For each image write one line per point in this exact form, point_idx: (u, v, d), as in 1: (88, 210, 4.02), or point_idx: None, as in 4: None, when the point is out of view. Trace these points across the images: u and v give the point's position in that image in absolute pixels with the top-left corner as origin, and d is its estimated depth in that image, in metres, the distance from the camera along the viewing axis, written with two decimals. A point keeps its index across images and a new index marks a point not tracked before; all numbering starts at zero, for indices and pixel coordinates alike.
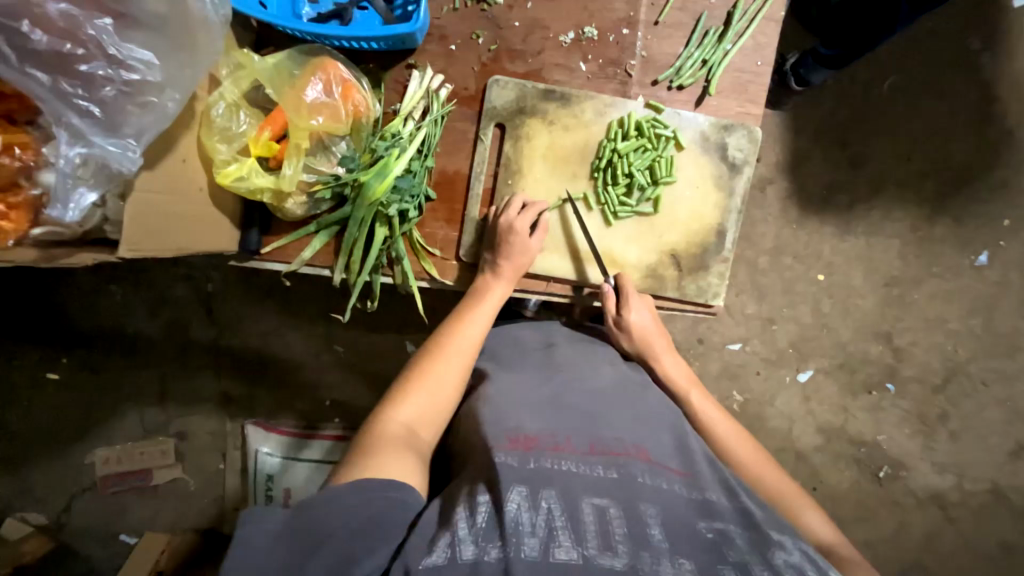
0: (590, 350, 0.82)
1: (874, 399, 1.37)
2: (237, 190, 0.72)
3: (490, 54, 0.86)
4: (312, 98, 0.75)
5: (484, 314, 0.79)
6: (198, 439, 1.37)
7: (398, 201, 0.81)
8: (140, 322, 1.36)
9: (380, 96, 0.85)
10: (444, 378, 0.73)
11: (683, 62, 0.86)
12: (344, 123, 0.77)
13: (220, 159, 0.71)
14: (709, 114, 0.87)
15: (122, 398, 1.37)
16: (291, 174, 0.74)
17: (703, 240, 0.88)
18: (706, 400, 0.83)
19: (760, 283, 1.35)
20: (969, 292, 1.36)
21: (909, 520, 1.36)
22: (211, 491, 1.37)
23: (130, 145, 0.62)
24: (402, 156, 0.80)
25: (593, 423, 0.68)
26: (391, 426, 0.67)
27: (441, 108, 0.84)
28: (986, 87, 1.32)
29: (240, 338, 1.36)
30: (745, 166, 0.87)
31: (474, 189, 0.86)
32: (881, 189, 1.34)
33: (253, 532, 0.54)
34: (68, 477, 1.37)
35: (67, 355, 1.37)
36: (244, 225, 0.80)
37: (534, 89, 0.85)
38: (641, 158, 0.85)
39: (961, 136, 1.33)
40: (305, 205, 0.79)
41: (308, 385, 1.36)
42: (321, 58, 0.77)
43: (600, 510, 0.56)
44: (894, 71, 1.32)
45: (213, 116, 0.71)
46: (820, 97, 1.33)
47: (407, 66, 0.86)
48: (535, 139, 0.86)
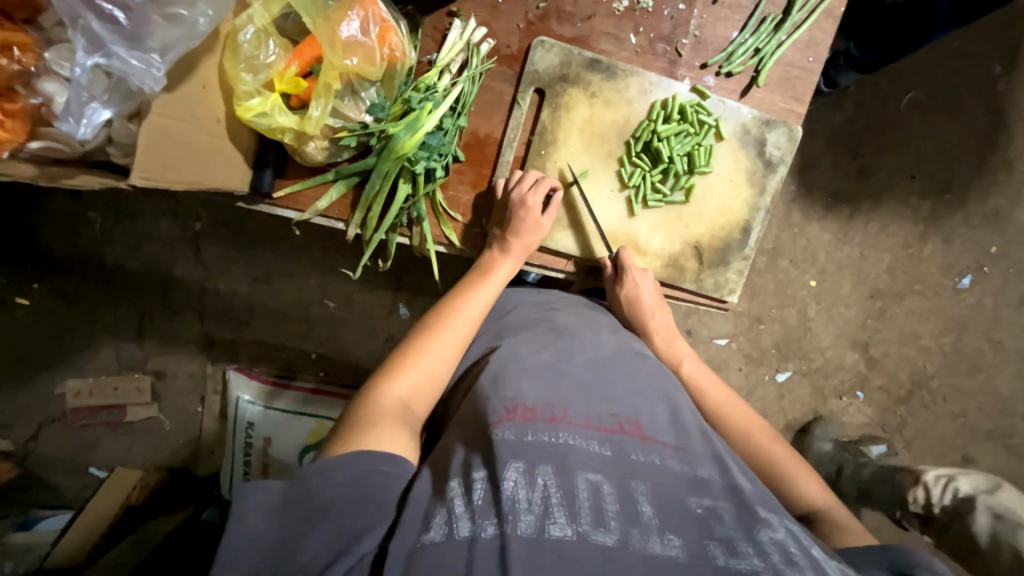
0: (591, 316, 0.85)
1: (842, 404, 1.45)
2: (257, 126, 0.68)
3: (538, 12, 0.82)
4: (347, 35, 0.68)
5: (486, 292, 0.78)
6: (176, 380, 1.35)
7: (425, 158, 0.78)
8: (120, 254, 1.30)
9: (418, 43, 0.80)
10: (440, 354, 0.73)
11: (735, 48, 0.83)
12: (378, 67, 0.71)
13: (242, 90, 0.66)
14: (752, 106, 0.86)
15: (97, 330, 1.32)
16: (317, 116, 0.69)
17: (728, 234, 0.88)
18: (700, 370, 0.87)
19: (754, 283, 1.38)
20: (945, 312, 1.42)
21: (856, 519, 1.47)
22: (188, 432, 1.36)
23: (154, 62, 0.57)
24: (434, 111, 0.76)
25: (591, 396, 0.69)
26: (386, 400, 0.67)
27: (481, 64, 0.80)
28: (1000, 113, 1.33)
29: (228, 283, 1.32)
30: (780, 166, 0.86)
31: (504, 156, 0.83)
32: (881, 203, 1.36)
33: (249, 508, 0.54)
34: (35, 404, 1.33)
35: (40, 280, 1.30)
36: (257, 164, 0.76)
37: (580, 57, 0.82)
38: (682, 144, 0.83)
39: (966, 160, 1.35)
40: (327, 151, 0.75)
41: (295, 336, 1.34)
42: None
43: (594, 485, 0.57)
44: (916, 86, 1.31)
45: (239, 42, 0.65)
46: (841, 103, 1.32)
47: (449, 14, 0.81)
48: (573, 111, 0.83)
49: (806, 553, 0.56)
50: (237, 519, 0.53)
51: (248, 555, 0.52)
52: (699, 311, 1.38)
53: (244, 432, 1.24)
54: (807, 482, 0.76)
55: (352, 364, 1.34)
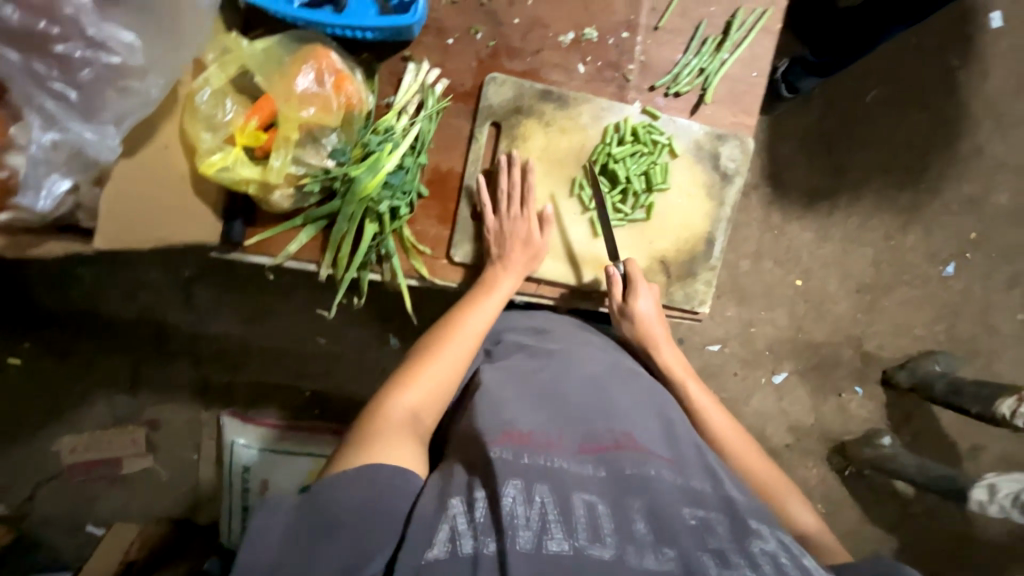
0: (582, 337, 0.84)
1: (843, 400, 1.44)
2: (220, 180, 0.70)
3: (488, 51, 0.85)
4: (303, 87, 0.72)
5: (491, 302, 0.79)
6: (171, 429, 1.34)
7: (389, 197, 0.79)
8: (110, 307, 1.30)
9: (375, 88, 0.82)
10: (448, 365, 0.73)
11: (680, 70, 0.86)
12: (335, 115, 0.74)
13: (204, 148, 0.69)
14: (703, 122, 0.88)
15: (90, 384, 1.32)
16: (279, 166, 0.71)
17: (693, 247, 0.89)
18: (703, 392, 0.84)
19: (742, 286, 1.38)
20: (935, 300, 1.42)
21: (870, 516, 1.47)
22: (186, 480, 1.35)
23: (109, 133, 0.64)
24: (394, 151, 0.78)
25: (586, 414, 0.69)
26: (395, 412, 0.67)
27: (437, 104, 0.82)
28: (962, 103, 1.36)
29: (219, 328, 1.32)
30: (736, 177, 0.89)
31: (467, 188, 0.85)
32: (858, 198, 1.38)
33: (265, 527, 0.55)
34: (31, 464, 1.32)
35: (31, 338, 1.30)
36: (227, 216, 0.76)
37: (531, 89, 0.84)
38: (637, 163, 0.85)
39: (937, 150, 1.38)
40: (293, 198, 0.75)
41: (289, 375, 1.34)
42: (314, 46, 0.73)
43: (590, 504, 0.58)
44: (879, 83, 1.34)
45: (198, 103, 0.69)
46: (809, 103, 1.34)
47: (403, 58, 0.83)
48: (531, 140, 0.85)
49: (798, 564, 0.56)
50: (253, 538, 0.54)
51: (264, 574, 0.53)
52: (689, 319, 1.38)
53: (241, 477, 1.24)
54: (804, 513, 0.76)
55: (348, 399, 1.34)
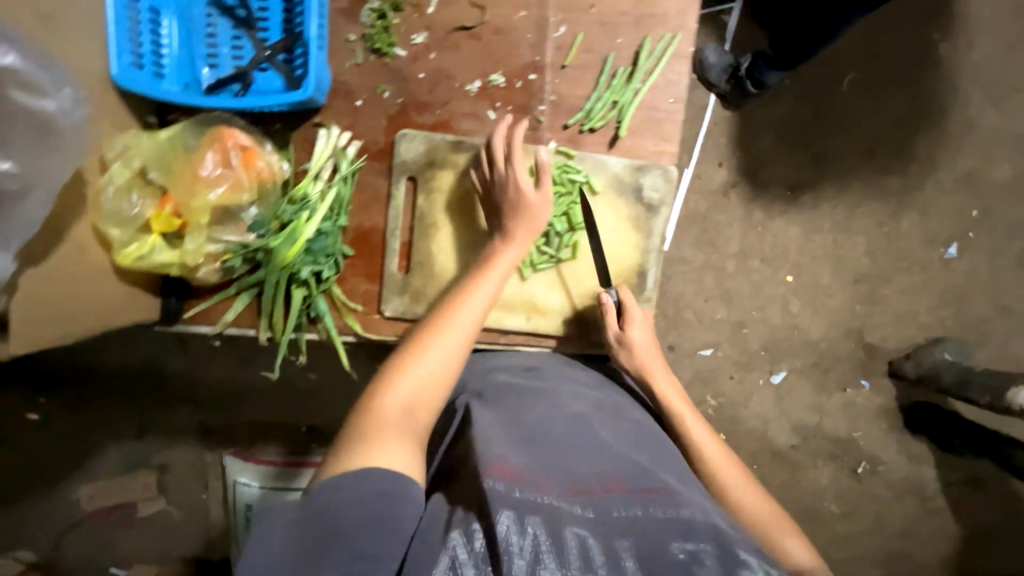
0: (570, 372, 0.86)
1: (848, 396, 1.39)
2: (140, 268, 0.72)
3: (397, 107, 0.85)
4: (211, 171, 0.75)
5: (489, 283, 0.75)
6: (180, 471, 1.39)
7: (311, 263, 0.81)
8: (111, 360, 1.36)
9: (290, 156, 0.85)
10: (443, 356, 0.71)
11: (593, 104, 0.85)
12: (247, 191, 0.77)
13: (117, 243, 0.69)
14: (623, 155, 0.87)
15: (102, 434, 1.39)
16: (194, 248, 0.74)
17: (625, 281, 0.89)
18: (699, 422, 0.86)
19: (728, 288, 1.35)
20: (939, 285, 1.35)
21: (888, 514, 1.42)
22: (197, 520, 1.40)
23: None
24: (312, 218, 0.80)
25: (574, 453, 0.69)
26: (388, 409, 0.66)
27: (351, 166, 0.84)
28: (947, 77, 1.30)
29: (214, 372, 1.36)
30: (662, 207, 0.87)
31: (390, 244, 0.85)
32: (844, 187, 1.33)
33: (267, 533, 0.56)
34: (56, 513, 1.39)
35: (45, 394, 1.37)
36: (163, 292, 0.82)
37: (443, 141, 0.84)
38: (556, 205, 0.86)
39: (926, 129, 1.31)
40: (219, 271, 0.80)
41: (285, 412, 1.37)
42: (219, 129, 0.77)
43: (581, 538, 0.57)
44: (854, 67, 1.29)
45: (102, 202, 0.68)
46: (780, 97, 1.30)
47: (315, 124, 0.85)
48: (448, 192, 0.85)
49: None
50: (259, 543, 0.55)
51: None
52: (677, 325, 1.35)
53: (243, 513, 1.29)
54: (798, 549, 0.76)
55: None
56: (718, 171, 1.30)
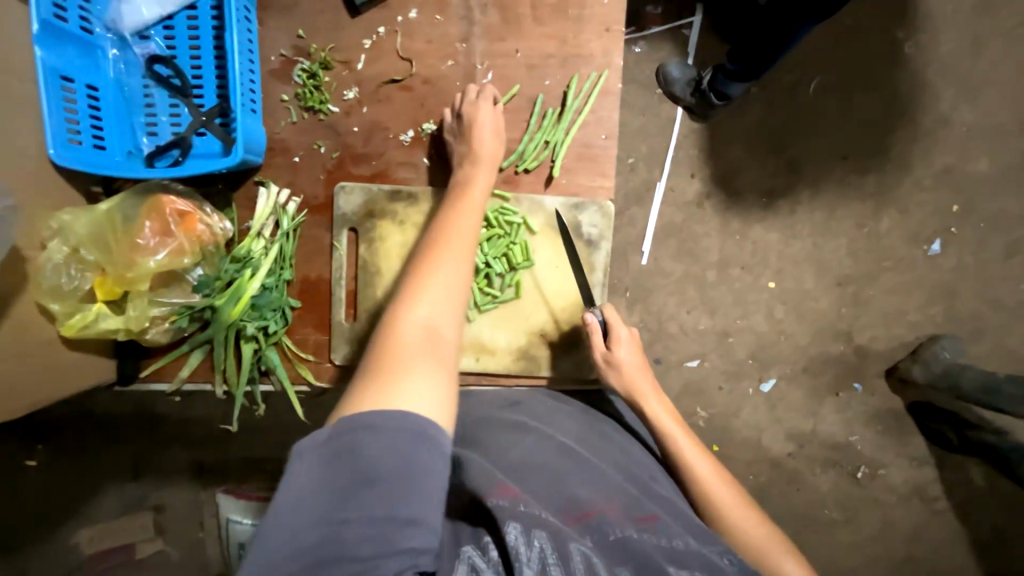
0: (554, 407, 0.84)
1: (842, 400, 1.37)
2: (86, 335, 0.75)
3: (334, 161, 0.87)
4: (152, 239, 0.77)
5: (474, 201, 0.76)
6: (177, 510, 1.40)
7: (256, 319, 0.83)
8: (106, 403, 1.38)
9: (232, 216, 0.86)
10: (454, 274, 0.67)
11: (524, 146, 0.88)
12: (189, 255, 0.79)
13: (61, 314, 0.72)
14: (559, 193, 0.89)
15: (100, 477, 1.41)
16: (139, 313, 0.78)
17: (572, 316, 0.91)
18: (691, 444, 0.83)
19: (711, 297, 1.34)
20: (926, 282, 1.34)
21: (894, 518, 1.39)
22: (196, 558, 1.40)
23: None
24: (255, 275, 0.83)
25: (570, 479, 0.69)
26: (408, 327, 0.61)
27: (292, 221, 0.85)
28: (915, 75, 1.29)
29: (204, 411, 1.38)
30: (602, 241, 0.89)
31: (336, 294, 0.86)
32: (820, 190, 1.32)
33: (298, 487, 0.49)
34: (57, 557, 1.40)
35: (43, 441, 1.39)
36: (117, 354, 0.84)
37: (379, 191, 0.86)
38: (495, 247, 0.88)
39: (899, 127, 1.31)
40: (169, 331, 0.82)
41: (277, 446, 1.38)
42: (157, 196, 0.79)
43: (585, 553, 0.57)
44: (820, 71, 1.29)
45: (42, 278, 0.70)
46: (748, 105, 1.30)
47: (255, 183, 0.87)
48: (388, 240, 0.87)
49: None
50: (289, 501, 0.49)
51: (295, 537, 0.47)
52: (662, 338, 1.34)
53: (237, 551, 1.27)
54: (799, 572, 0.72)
55: None
56: (691, 182, 1.30)
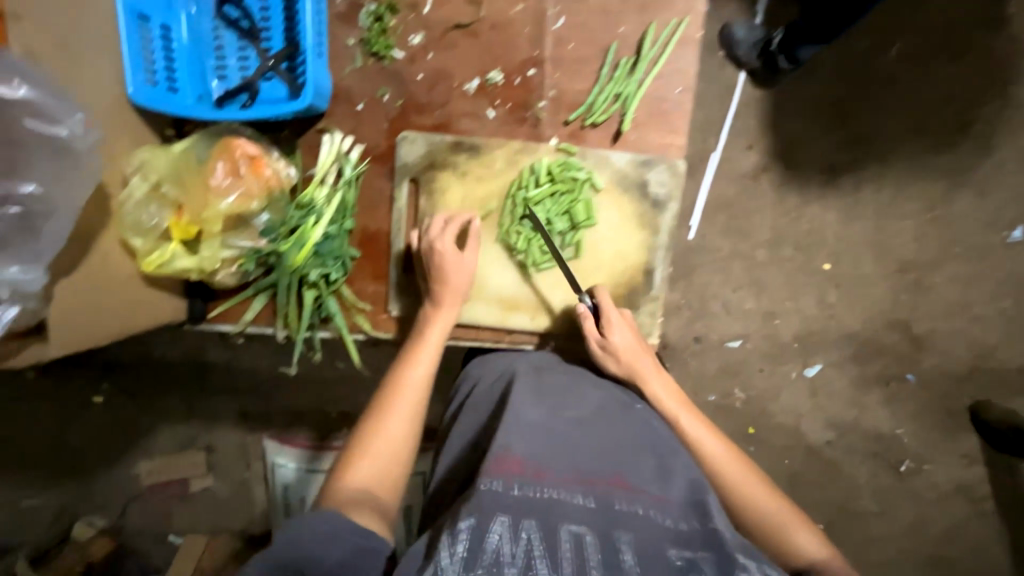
0: (575, 377, 0.85)
1: (890, 391, 1.31)
2: (164, 273, 0.78)
3: (397, 110, 0.88)
4: (220, 180, 0.76)
5: (433, 343, 0.78)
6: (225, 451, 1.50)
7: (319, 266, 0.86)
8: (162, 349, 1.47)
9: (297, 162, 0.88)
10: (400, 423, 0.70)
11: (594, 99, 0.87)
12: (257, 198, 0.79)
13: (141, 251, 0.75)
14: (627, 150, 0.89)
15: (157, 416, 1.51)
16: (210, 255, 0.79)
17: (629, 279, 0.91)
18: (697, 421, 0.81)
19: (758, 277, 1.29)
20: (998, 273, 1.24)
21: (933, 515, 1.34)
22: (242, 496, 1.51)
23: (30, 271, 0.57)
24: (319, 222, 0.84)
25: (575, 453, 0.70)
26: (351, 487, 0.63)
27: (353, 170, 0.87)
28: (1014, 40, 1.16)
29: (250, 362, 1.44)
30: (668, 202, 0.89)
31: (395, 246, 0.90)
32: (890, 167, 1.22)
33: None
34: (121, 485, 1.54)
35: (106, 380, 1.50)
36: (190, 295, 0.88)
37: (443, 143, 0.87)
38: (558, 204, 0.87)
39: (988, 100, 1.18)
40: (236, 275, 0.85)
41: (317, 399, 1.44)
42: (226, 139, 0.79)
43: (576, 536, 0.59)
44: (903, 34, 1.17)
45: (122, 212, 0.72)
46: (817, 71, 1.20)
47: (319, 131, 0.89)
48: (450, 193, 0.89)
49: None
50: None
51: None
52: (703, 316, 1.31)
53: (281, 492, 1.40)
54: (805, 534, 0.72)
55: None
56: (748, 154, 1.23)
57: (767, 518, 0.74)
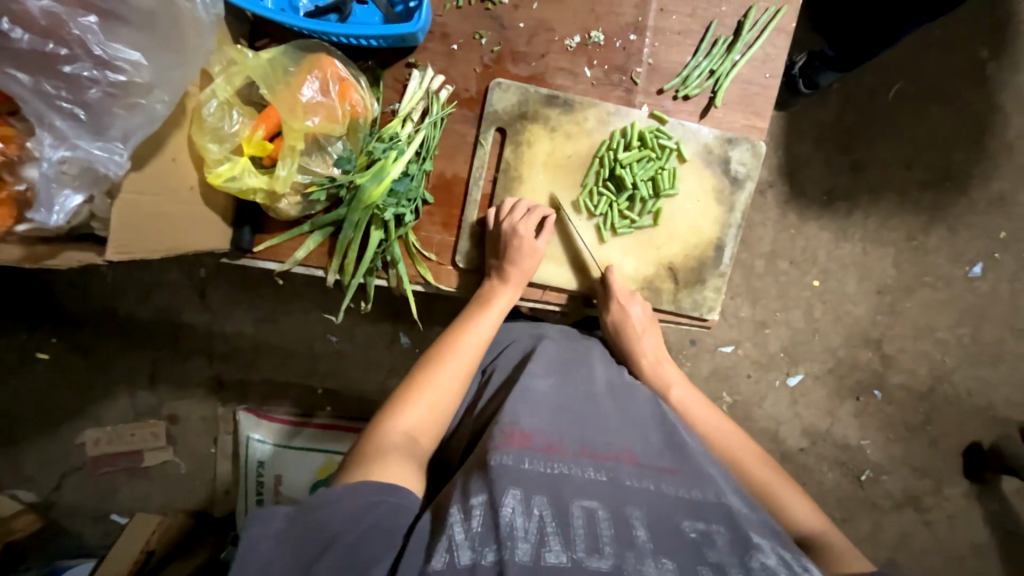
0: (583, 349, 0.85)
1: (861, 404, 1.41)
2: (229, 189, 0.74)
3: (493, 56, 0.88)
4: (308, 97, 0.76)
5: (489, 321, 0.80)
6: (190, 423, 1.38)
7: (394, 205, 0.83)
8: (131, 304, 1.34)
9: (379, 95, 0.87)
10: (445, 388, 0.73)
11: (689, 72, 0.89)
12: (340, 123, 0.79)
13: (211, 158, 0.72)
14: (713, 126, 0.90)
15: (113, 379, 1.37)
16: (285, 175, 0.75)
17: (701, 253, 0.91)
18: (691, 394, 0.85)
19: (755, 286, 1.35)
20: (959, 302, 1.37)
21: (888, 523, 1.44)
22: (202, 473, 1.39)
23: (117, 149, 0.62)
24: (400, 158, 0.82)
25: (588, 427, 0.70)
26: (393, 434, 0.66)
27: (441, 110, 0.86)
28: (991, 98, 1.31)
29: (234, 326, 1.35)
30: (746, 181, 0.90)
31: (471, 195, 0.88)
32: (880, 197, 1.34)
33: (258, 538, 0.53)
34: (59, 455, 1.38)
35: (58, 334, 1.34)
36: (236, 223, 0.83)
37: (536, 94, 0.87)
38: (644, 169, 0.87)
39: (964, 148, 1.32)
40: (299, 205, 0.81)
41: (304, 373, 1.36)
42: (318, 56, 0.78)
43: (589, 512, 0.59)
44: (901, 77, 1.30)
45: (204, 115, 0.72)
46: (826, 100, 1.30)
47: (407, 65, 0.88)
48: (536, 146, 0.88)
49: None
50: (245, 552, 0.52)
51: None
52: None
53: (255, 470, 1.28)
54: (802, 508, 0.73)
55: (361, 397, 1.36)
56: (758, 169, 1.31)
57: (761, 484, 0.75)
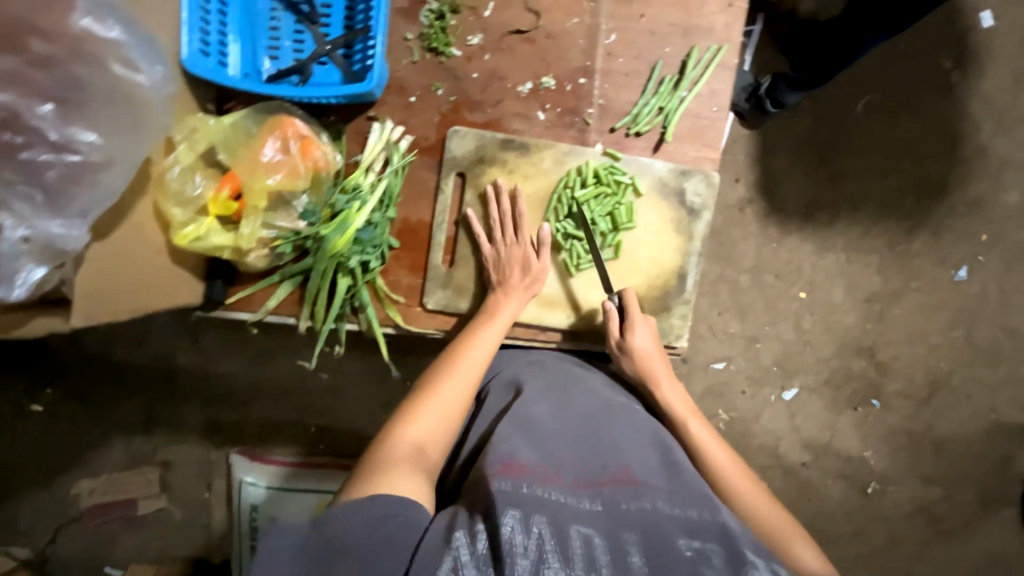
0: (580, 377, 0.85)
1: (860, 414, 1.39)
2: (195, 248, 0.78)
3: (449, 105, 0.91)
4: (268, 158, 0.81)
5: (495, 329, 0.82)
6: (184, 468, 1.37)
7: (358, 253, 0.86)
8: (124, 351, 1.35)
9: (341, 147, 0.90)
10: (453, 397, 0.73)
11: (639, 110, 0.92)
12: (302, 178, 0.83)
13: (178, 221, 0.77)
14: (666, 159, 0.93)
15: (108, 427, 1.36)
16: (248, 232, 0.80)
17: (663, 283, 0.93)
18: (705, 429, 0.83)
19: (741, 302, 1.36)
20: (948, 306, 1.37)
21: (899, 535, 1.41)
22: (198, 519, 1.37)
23: (76, 226, 0.64)
24: (362, 209, 0.85)
25: (581, 454, 0.69)
26: (402, 445, 0.67)
27: (401, 159, 0.89)
28: (958, 106, 1.34)
29: (226, 368, 1.35)
30: (704, 211, 0.92)
31: (435, 238, 0.90)
32: (859, 206, 1.35)
33: (275, 548, 0.52)
34: (54, 508, 1.36)
35: (52, 385, 1.35)
36: (209, 276, 0.86)
37: (492, 139, 0.90)
38: (601, 205, 0.89)
39: (937, 155, 1.35)
40: (267, 257, 0.84)
41: (297, 411, 1.36)
42: (278, 117, 0.83)
43: (585, 537, 0.57)
44: (870, 89, 1.33)
45: (168, 180, 0.76)
46: (798, 116, 1.33)
47: (368, 118, 0.91)
48: None
49: None
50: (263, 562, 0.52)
51: None
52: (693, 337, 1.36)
53: (248, 513, 1.29)
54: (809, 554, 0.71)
55: (355, 432, 1.36)
56: (736, 186, 1.33)
57: (769, 527, 0.73)
